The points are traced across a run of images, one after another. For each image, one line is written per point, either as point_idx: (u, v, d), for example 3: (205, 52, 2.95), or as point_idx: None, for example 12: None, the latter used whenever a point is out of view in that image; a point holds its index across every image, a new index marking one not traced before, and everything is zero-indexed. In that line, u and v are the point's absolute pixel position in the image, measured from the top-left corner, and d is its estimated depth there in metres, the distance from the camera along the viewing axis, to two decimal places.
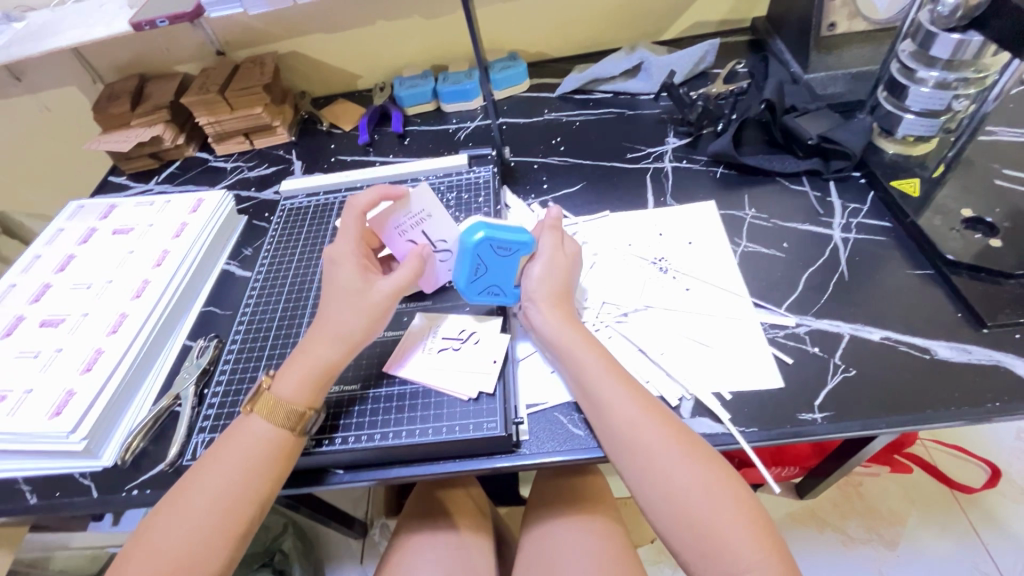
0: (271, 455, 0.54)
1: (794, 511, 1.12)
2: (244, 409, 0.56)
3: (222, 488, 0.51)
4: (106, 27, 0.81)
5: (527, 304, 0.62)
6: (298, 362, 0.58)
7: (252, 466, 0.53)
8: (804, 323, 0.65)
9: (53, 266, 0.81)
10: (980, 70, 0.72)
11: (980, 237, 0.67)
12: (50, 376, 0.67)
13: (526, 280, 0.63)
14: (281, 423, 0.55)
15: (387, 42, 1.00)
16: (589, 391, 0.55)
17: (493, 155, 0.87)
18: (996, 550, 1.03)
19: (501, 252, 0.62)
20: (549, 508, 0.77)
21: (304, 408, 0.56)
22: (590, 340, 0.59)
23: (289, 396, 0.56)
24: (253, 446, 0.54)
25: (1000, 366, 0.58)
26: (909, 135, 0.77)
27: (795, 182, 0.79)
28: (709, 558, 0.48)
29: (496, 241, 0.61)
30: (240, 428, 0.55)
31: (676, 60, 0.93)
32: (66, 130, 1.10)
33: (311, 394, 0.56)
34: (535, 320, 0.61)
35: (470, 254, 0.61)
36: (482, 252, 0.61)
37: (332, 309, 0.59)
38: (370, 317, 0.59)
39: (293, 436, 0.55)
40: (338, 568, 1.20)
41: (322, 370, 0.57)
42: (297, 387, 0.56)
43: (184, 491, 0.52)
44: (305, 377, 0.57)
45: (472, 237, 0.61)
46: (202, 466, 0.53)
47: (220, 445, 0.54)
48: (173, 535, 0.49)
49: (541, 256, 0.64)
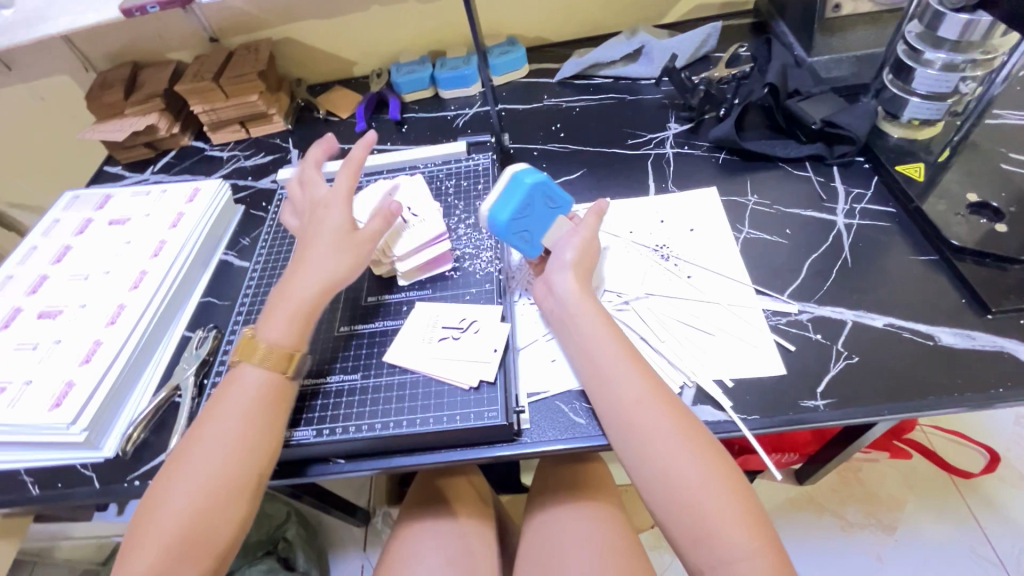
0: (257, 424, 0.53)
1: (793, 496, 1.12)
2: (234, 357, 0.56)
3: (210, 471, 0.50)
4: (97, 12, 0.79)
5: (549, 276, 0.62)
6: (280, 304, 0.58)
7: (241, 442, 0.51)
8: (805, 310, 0.64)
9: (49, 257, 0.80)
10: (987, 51, 0.70)
11: (985, 222, 0.66)
12: (49, 368, 0.67)
13: (562, 250, 0.62)
14: (273, 366, 0.55)
15: (384, 28, 0.98)
16: (599, 368, 0.55)
17: (493, 142, 0.86)
18: (994, 534, 1.03)
19: (550, 204, 0.64)
20: (550, 496, 0.77)
21: (293, 350, 0.56)
22: (606, 318, 0.58)
23: (275, 338, 0.56)
24: (237, 417, 0.52)
25: (1003, 352, 0.58)
26: (914, 118, 0.76)
27: (798, 168, 0.78)
28: (703, 545, 0.47)
29: (547, 190, 0.63)
30: (218, 400, 0.54)
31: (678, 44, 0.92)
32: (59, 120, 1.08)
33: (297, 334, 0.57)
34: (555, 290, 0.60)
35: (525, 192, 0.62)
36: (534, 195, 0.63)
37: (316, 250, 0.60)
38: (351, 258, 0.60)
39: (285, 379, 0.56)
40: (341, 555, 1.21)
41: (306, 308, 0.58)
42: (286, 328, 0.56)
43: (173, 477, 0.51)
44: (290, 316, 0.57)
45: (530, 177, 0.62)
46: (188, 452, 0.51)
47: (202, 426, 0.53)
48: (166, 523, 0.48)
49: (578, 232, 0.64)
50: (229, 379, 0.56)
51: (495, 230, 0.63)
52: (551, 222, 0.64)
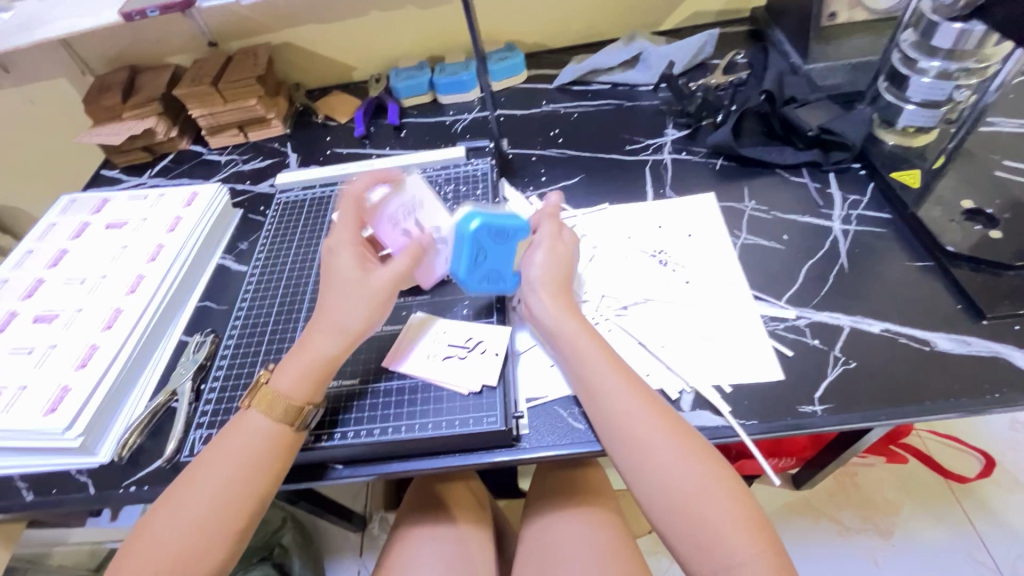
0: (267, 449, 0.53)
1: (790, 501, 1.13)
2: (244, 402, 0.56)
3: (218, 485, 0.51)
4: (96, 16, 0.79)
5: (528, 294, 0.62)
6: (298, 356, 0.57)
7: (252, 460, 0.52)
8: (804, 315, 0.64)
9: (46, 260, 0.80)
10: (981, 60, 0.71)
11: (980, 228, 0.67)
12: (44, 372, 0.66)
13: (527, 267, 0.62)
14: (281, 417, 0.54)
15: (383, 34, 0.99)
16: (588, 382, 0.55)
17: (491, 147, 0.88)
18: (990, 540, 1.04)
19: (497, 239, 0.61)
20: (547, 501, 0.77)
21: (303, 403, 0.55)
22: (589, 329, 0.58)
23: (286, 389, 0.55)
24: (251, 439, 0.53)
25: (999, 357, 0.58)
26: (909, 126, 0.77)
27: (795, 174, 0.79)
28: (705, 552, 0.47)
29: (493, 228, 0.60)
30: (238, 422, 0.55)
31: (675, 51, 0.92)
32: (56, 122, 1.08)
33: (310, 389, 0.56)
34: (535, 309, 0.60)
35: (468, 242, 0.60)
36: (478, 240, 0.60)
37: (333, 298, 0.58)
38: (373, 307, 0.58)
39: (292, 431, 0.55)
40: (337, 560, 1.21)
41: (320, 366, 0.56)
42: (295, 382, 0.55)
43: (182, 487, 0.51)
44: (303, 373, 0.56)
45: (466, 226, 0.59)
46: (203, 459, 0.53)
47: (220, 438, 0.54)
48: (173, 533, 0.49)
49: (540, 246, 0.63)
50: (240, 415, 0.56)
51: (467, 283, 0.63)
52: (512, 254, 0.62)
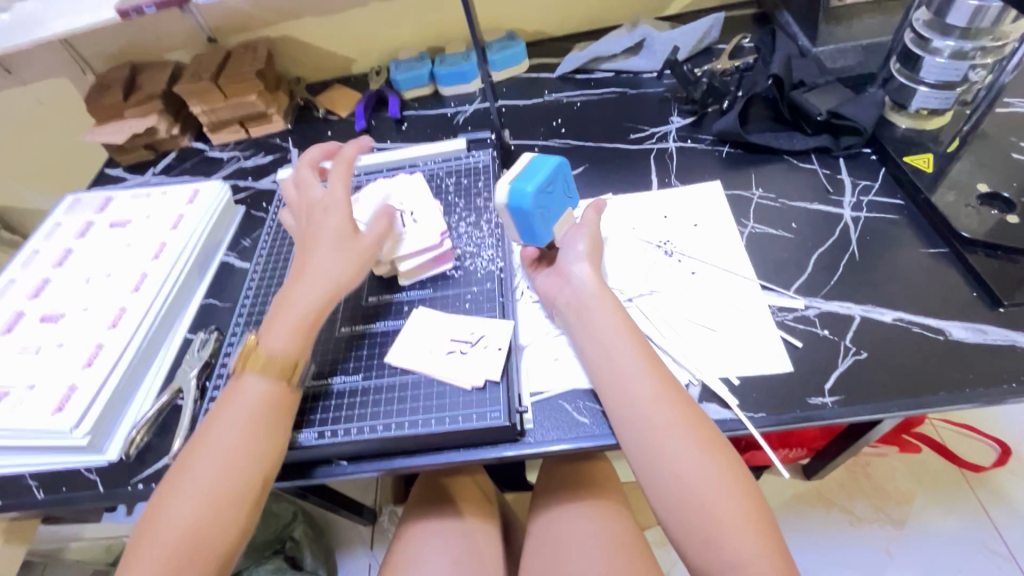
0: (263, 421, 0.53)
1: (800, 492, 1.11)
2: (237, 368, 0.55)
3: (230, 452, 0.51)
4: (92, 14, 0.79)
5: (567, 268, 0.62)
6: (282, 311, 0.57)
7: (259, 422, 0.53)
8: (812, 305, 0.63)
9: (51, 260, 0.80)
10: (998, 37, 0.69)
11: (996, 213, 0.65)
12: (51, 371, 0.67)
13: (569, 249, 0.63)
14: (277, 376, 0.55)
15: (382, 26, 0.97)
16: (611, 359, 0.55)
17: (493, 138, 0.84)
18: (1006, 529, 1.02)
19: (565, 189, 0.63)
20: (554, 495, 0.76)
21: (295, 360, 0.55)
22: (619, 308, 0.58)
23: (278, 347, 0.55)
24: (246, 413, 0.53)
25: (1016, 346, 0.57)
26: (923, 108, 0.75)
27: (804, 160, 0.77)
28: (707, 544, 0.47)
29: (563, 178, 0.63)
30: (234, 390, 0.55)
31: (680, 36, 0.91)
32: (60, 122, 1.08)
33: (301, 344, 0.56)
34: (574, 282, 0.61)
35: (547, 172, 0.60)
36: (559, 176, 0.62)
37: (321, 251, 0.60)
38: (356, 261, 0.61)
39: (285, 390, 0.55)
40: (348, 554, 1.22)
41: (309, 317, 0.57)
42: (286, 339, 0.56)
43: (191, 459, 0.51)
44: (291, 327, 0.56)
45: (558, 159, 0.62)
46: (210, 427, 0.53)
47: (220, 406, 0.54)
48: (186, 506, 0.49)
49: (582, 230, 0.65)
50: (234, 382, 0.55)
51: (528, 208, 0.58)
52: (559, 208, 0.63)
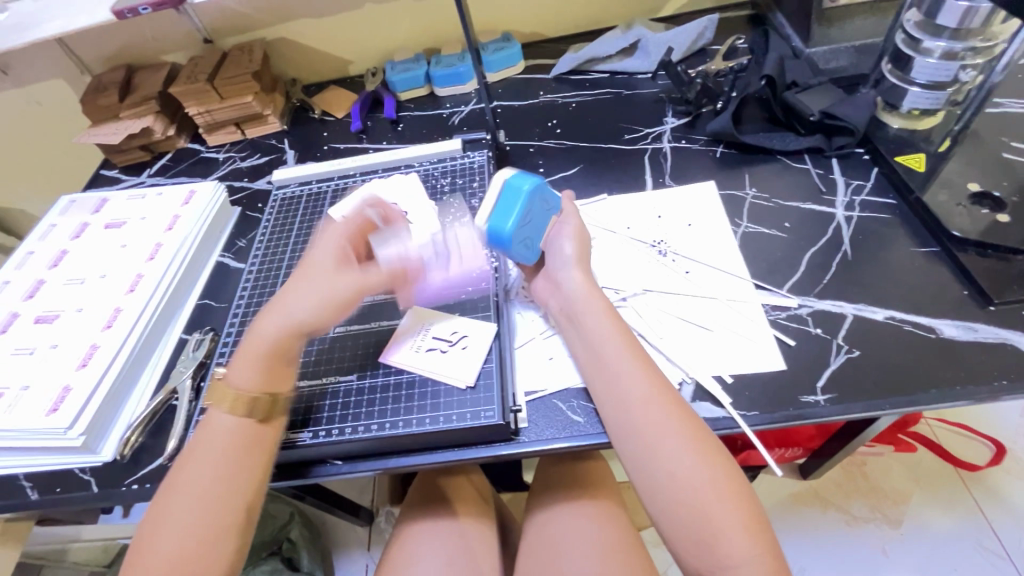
0: (244, 445, 0.53)
1: (797, 491, 1.12)
2: (204, 405, 0.55)
3: (208, 486, 0.51)
4: (87, 15, 0.79)
5: (555, 270, 0.62)
6: (251, 343, 0.56)
7: (235, 455, 0.52)
8: (806, 304, 0.63)
9: (46, 261, 0.80)
10: (987, 38, 0.69)
11: (988, 212, 0.66)
12: (46, 372, 0.67)
13: (561, 242, 0.62)
14: (245, 413, 0.54)
15: (378, 27, 0.98)
16: (605, 361, 0.55)
17: (488, 139, 0.86)
18: (1001, 528, 1.02)
19: (545, 206, 0.62)
20: (549, 494, 0.76)
21: (263, 394, 0.54)
22: (611, 311, 0.58)
23: (243, 383, 0.54)
24: (226, 437, 0.53)
25: (1007, 344, 0.57)
26: (914, 108, 0.75)
27: (798, 160, 0.77)
28: (703, 543, 0.47)
29: (544, 193, 0.61)
30: (205, 424, 0.54)
31: (674, 38, 0.91)
32: (56, 123, 1.08)
33: (265, 379, 0.55)
34: (562, 284, 0.60)
35: (524, 197, 0.59)
36: (534, 200, 0.60)
37: (296, 287, 0.57)
38: (329, 305, 0.56)
39: (257, 424, 0.54)
40: (345, 555, 1.22)
41: (274, 353, 0.55)
42: (252, 375, 0.55)
43: (171, 491, 0.51)
44: (255, 363, 0.55)
45: (530, 182, 0.60)
46: (186, 461, 0.53)
47: (194, 443, 0.53)
48: (170, 536, 0.49)
49: (566, 227, 0.63)
50: (205, 418, 0.55)
51: (508, 243, 0.59)
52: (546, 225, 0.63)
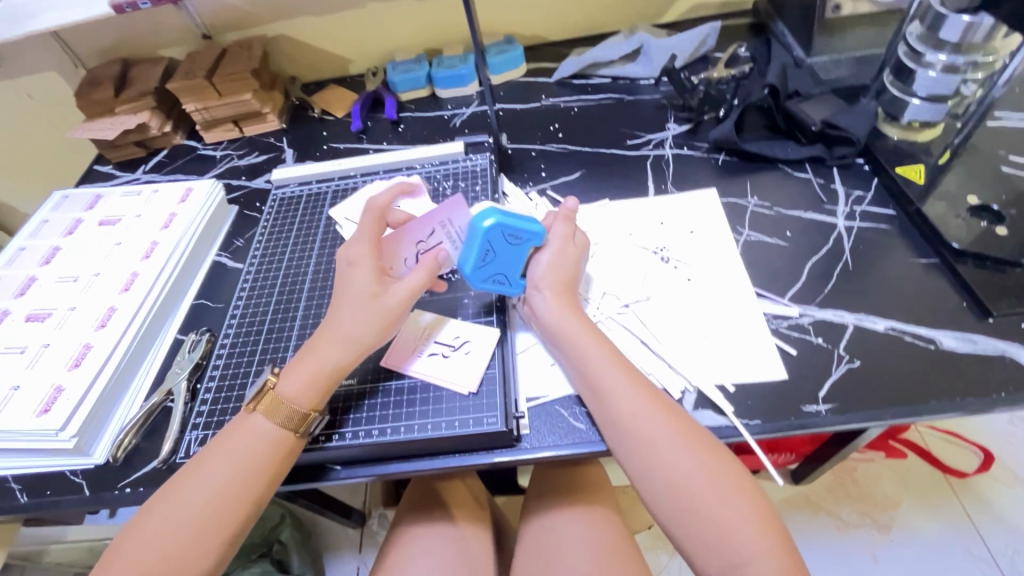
0: (271, 453, 0.53)
1: (789, 497, 1.12)
2: (246, 406, 0.55)
3: (216, 490, 0.50)
4: (84, 8, 0.78)
5: (530, 294, 0.61)
6: (305, 361, 0.56)
7: (255, 462, 0.52)
8: (807, 313, 0.64)
9: (38, 258, 0.78)
10: (988, 53, 0.71)
11: (986, 224, 0.66)
12: (37, 372, 0.65)
13: (533, 267, 0.62)
14: (285, 422, 0.54)
15: (380, 27, 0.97)
16: (591, 379, 0.55)
17: (490, 142, 0.85)
18: (988, 533, 1.04)
19: (511, 240, 0.60)
20: (547, 500, 0.76)
21: (308, 410, 0.54)
22: (592, 327, 0.58)
23: (293, 395, 0.54)
24: (254, 441, 0.53)
25: (1005, 356, 0.58)
26: (914, 121, 0.76)
27: (798, 169, 0.78)
28: (713, 548, 0.47)
29: (508, 229, 0.59)
30: (239, 424, 0.54)
31: (677, 44, 0.91)
32: (49, 116, 1.06)
33: (316, 396, 0.55)
34: (538, 310, 0.60)
35: (481, 239, 0.59)
36: (493, 238, 0.59)
37: (342, 310, 0.57)
38: (384, 321, 0.57)
39: (294, 436, 0.54)
40: (336, 558, 1.20)
41: (330, 373, 0.55)
42: (302, 387, 0.55)
43: (177, 488, 0.51)
44: (311, 379, 0.55)
45: (483, 223, 0.58)
46: (200, 460, 0.52)
47: (220, 441, 0.53)
48: (164, 535, 0.48)
49: (551, 245, 0.62)
50: (242, 417, 0.55)
51: (471, 277, 0.61)
52: (522, 257, 0.61)
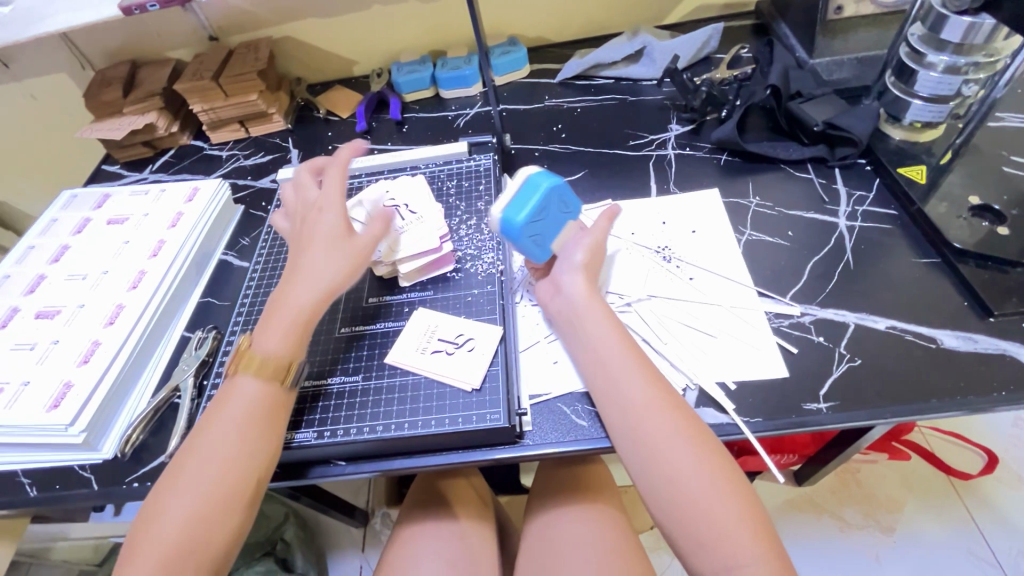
0: (264, 415, 0.53)
1: (792, 498, 1.12)
2: (228, 372, 0.55)
3: (219, 466, 0.50)
4: (93, 10, 0.79)
5: (557, 274, 0.61)
6: (277, 312, 0.57)
7: (249, 428, 0.52)
8: (809, 312, 0.64)
9: (47, 256, 0.79)
10: (991, 54, 0.70)
11: (987, 224, 0.67)
12: (47, 368, 0.66)
13: (571, 244, 0.62)
14: (269, 377, 0.54)
15: (385, 29, 0.98)
16: (606, 368, 0.55)
17: (494, 142, 0.85)
18: (992, 535, 1.03)
19: (561, 207, 0.63)
20: (550, 498, 0.76)
21: (290, 360, 0.55)
22: (614, 318, 0.58)
23: (273, 348, 0.55)
24: (246, 405, 0.53)
25: (1006, 355, 0.58)
26: (916, 121, 0.77)
27: (801, 170, 0.78)
28: (708, 549, 0.47)
29: (563, 195, 0.62)
30: (225, 393, 0.54)
31: (679, 45, 0.92)
32: (57, 118, 1.08)
33: (294, 347, 0.56)
34: (563, 291, 0.60)
35: (541, 193, 0.60)
36: (550, 197, 0.61)
37: (311, 256, 0.59)
38: (350, 264, 0.59)
39: (281, 390, 0.55)
40: (340, 556, 1.21)
41: (301, 321, 0.57)
42: (280, 339, 0.56)
43: (179, 472, 0.51)
44: (286, 330, 0.56)
45: (542, 183, 0.61)
46: (196, 439, 0.52)
47: (211, 413, 0.53)
48: (172, 518, 0.48)
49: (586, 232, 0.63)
50: (227, 385, 0.55)
51: (517, 236, 0.60)
52: (562, 225, 0.63)
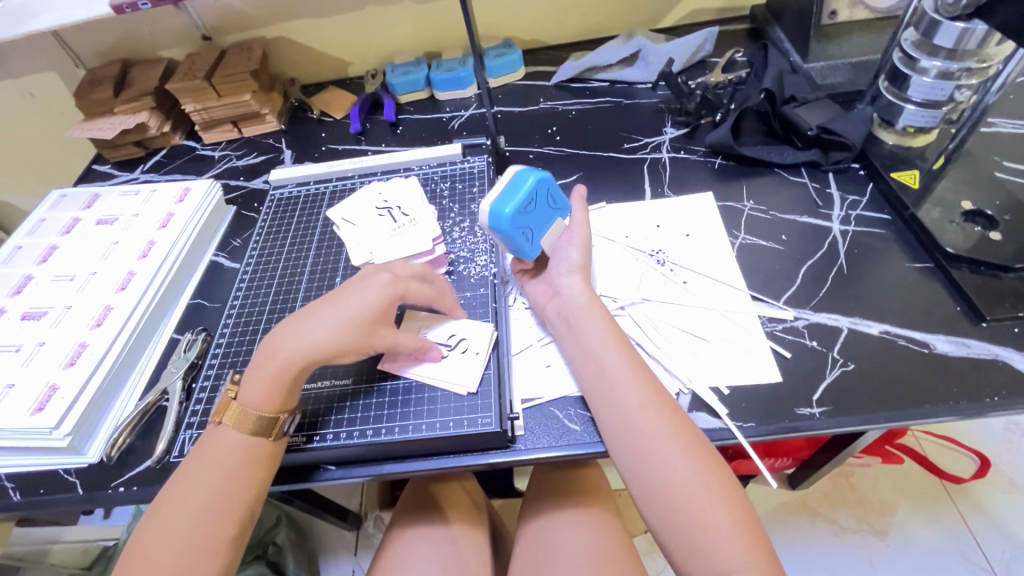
0: (248, 461, 0.53)
1: (786, 501, 1.12)
2: (212, 420, 0.55)
3: (204, 503, 0.50)
4: (84, 8, 0.78)
5: (557, 276, 0.63)
6: (264, 363, 0.55)
7: (234, 470, 0.52)
8: (802, 317, 0.64)
9: (34, 257, 0.78)
10: (983, 60, 0.71)
11: (980, 229, 0.67)
12: (32, 370, 0.65)
13: (568, 250, 0.63)
14: (254, 430, 0.53)
15: (379, 30, 0.98)
16: (600, 369, 0.55)
17: (488, 144, 0.86)
18: (984, 540, 1.04)
19: (548, 202, 0.62)
20: (543, 502, 0.76)
21: (275, 413, 0.54)
22: (610, 319, 0.59)
23: (254, 403, 0.54)
24: (230, 452, 0.53)
25: (999, 360, 0.58)
26: (909, 126, 0.77)
27: (795, 174, 0.78)
28: (698, 553, 0.47)
29: (551, 189, 0.62)
30: (210, 442, 0.54)
31: (675, 49, 0.92)
32: (48, 116, 1.07)
33: (280, 399, 0.55)
34: (563, 291, 0.61)
35: (531, 186, 0.59)
36: (540, 190, 0.61)
37: (313, 316, 0.57)
38: (352, 329, 0.56)
39: (268, 440, 0.54)
40: (332, 560, 1.20)
41: (291, 374, 0.55)
42: (264, 394, 0.54)
43: (165, 505, 0.51)
44: (268, 384, 0.54)
45: (528, 177, 0.60)
46: (182, 475, 0.52)
47: (194, 457, 0.53)
48: (162, 551, 0.48)
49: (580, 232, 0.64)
50: (212, 432, 0.55)
51: (507, 230, 0.58)
52: (549, 221, 0.62)
